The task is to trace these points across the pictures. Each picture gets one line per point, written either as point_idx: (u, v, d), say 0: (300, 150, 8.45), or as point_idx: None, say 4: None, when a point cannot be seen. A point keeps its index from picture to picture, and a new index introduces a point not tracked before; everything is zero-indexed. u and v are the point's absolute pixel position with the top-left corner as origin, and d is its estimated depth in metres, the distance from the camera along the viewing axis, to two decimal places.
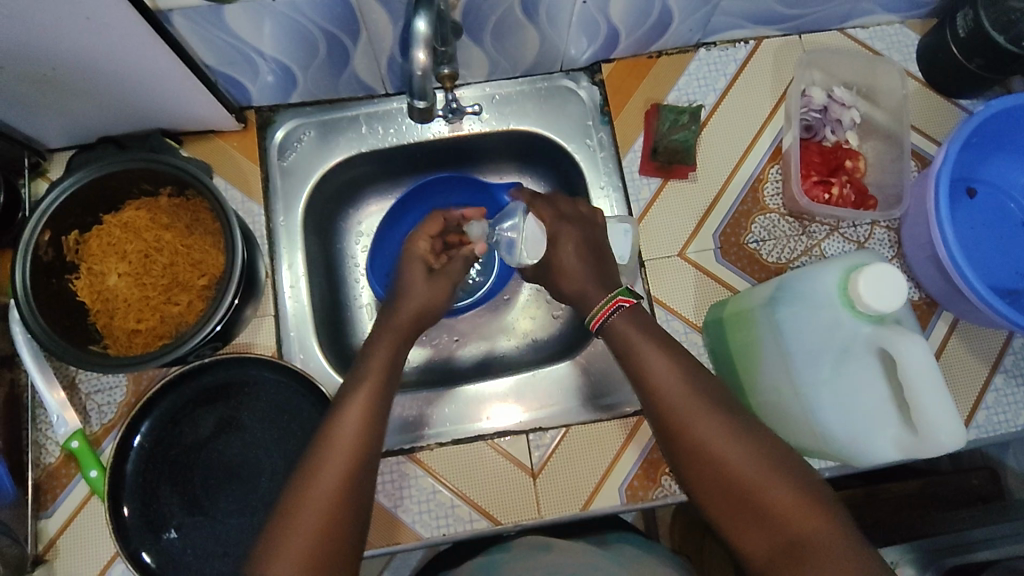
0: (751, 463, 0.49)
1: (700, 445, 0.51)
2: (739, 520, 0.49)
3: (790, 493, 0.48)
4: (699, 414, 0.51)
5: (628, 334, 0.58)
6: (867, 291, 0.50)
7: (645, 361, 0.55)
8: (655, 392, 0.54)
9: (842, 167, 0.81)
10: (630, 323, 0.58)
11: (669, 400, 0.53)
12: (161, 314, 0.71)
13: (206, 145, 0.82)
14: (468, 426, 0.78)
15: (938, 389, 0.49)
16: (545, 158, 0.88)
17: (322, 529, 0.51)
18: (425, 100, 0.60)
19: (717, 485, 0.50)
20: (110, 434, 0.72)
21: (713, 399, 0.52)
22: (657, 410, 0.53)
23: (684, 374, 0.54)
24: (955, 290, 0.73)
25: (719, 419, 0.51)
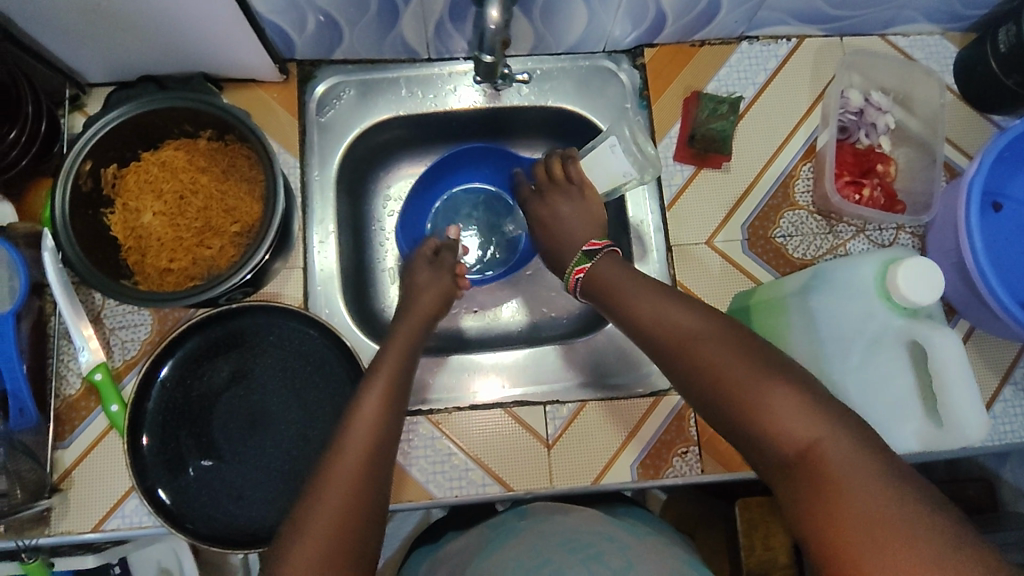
0: (755, 379, 0.50)
1: (707, 366, 0.53)
2: (750, 437, 0.50)
3: (796, 405, 0.48)
4: (705, 340, 0.54)
5: (625, 290, 0.62)
6: (905, 284, 0.51)
7: (644, 307, 0.60)
8: (663, 323, 0.58)
9: (873, 170, 0.82)
10: (616, 266, 0.66)
11: (675, 334, 0.56)
12: (193, 256, 0.71)
13: (247, 94, 0.82)
14: (459, 397, 0.77)
15: (965, 382, 0.51)
16: (578, 137, 0.89)
17: (354, 488, 0.54)
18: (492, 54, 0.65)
19: (728, 403, 0.51)
20: (132, 371, 0.73)
21: (713, 328, 0.55)
22: (666, 338, 0.57)
23: (683, 311, 0.58)
24: (976, 300, 0.74)
25: (718, 341, 0.54)
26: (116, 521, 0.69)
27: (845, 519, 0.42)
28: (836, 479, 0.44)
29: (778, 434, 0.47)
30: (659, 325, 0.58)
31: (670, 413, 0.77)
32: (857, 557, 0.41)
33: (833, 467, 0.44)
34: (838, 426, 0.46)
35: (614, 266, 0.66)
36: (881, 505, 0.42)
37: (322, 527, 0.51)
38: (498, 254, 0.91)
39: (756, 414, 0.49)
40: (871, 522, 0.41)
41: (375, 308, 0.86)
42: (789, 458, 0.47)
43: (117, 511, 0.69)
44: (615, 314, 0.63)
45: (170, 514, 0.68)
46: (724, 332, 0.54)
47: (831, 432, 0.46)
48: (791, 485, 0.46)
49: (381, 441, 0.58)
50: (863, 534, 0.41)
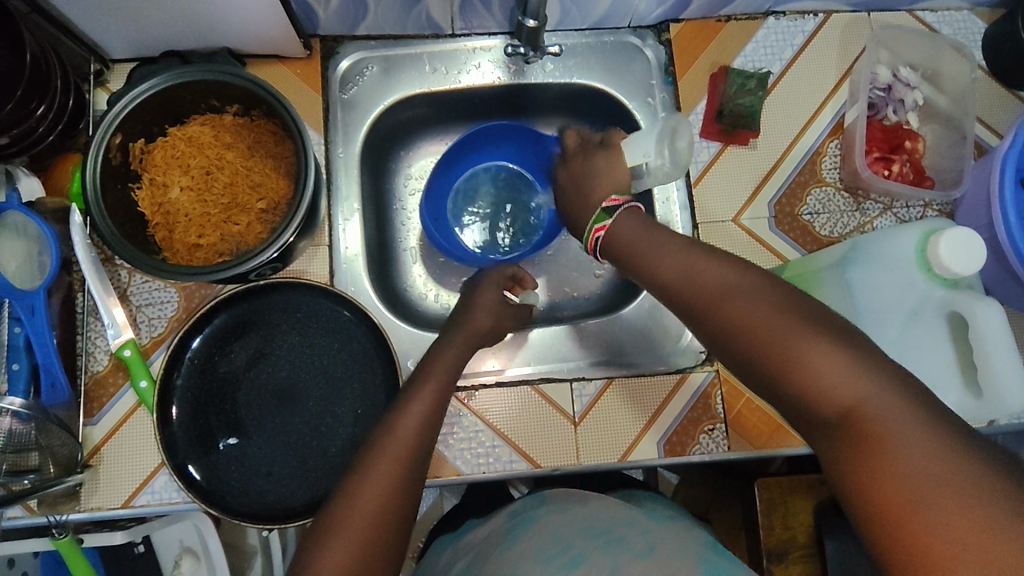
0: (792, 334, 0.48)
1: (740, 321, 0.51)
2: (787, 392, 0.48)
3: (835, 362, 0.45)
4: (737, 294, 0.52)
5: (648, 251, 0.60)
6: (947, 253, 0.50)
7: (668, 264, 0.58)
8: (693, 279, 0.55)
9: (902, 147, 0.81)
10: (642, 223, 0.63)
11: (705, 289, 0.54)
12: (221, 233, 0.71)
13: (270, 70, 0.81)
14: (470, 374, 0.78)
15: (1009, 354, 0.50)
16: (603, 114, 0.88)
17: (398, 465, 0.55)
18: (536, 19, 0.72)
19: (762, 359, 0.49)
20: (160, 348, 0.72)
21: (742, 280, 0.53)
22: (694, 294, 0.55)
23: (711, 264, 0.55)
24: (1007, 278, 0.73)
25: (750, 296, 0.51)
26: (145, 497, 0.69)
27: (894, 476, 0.40)
28: (880, 434, 0.42)
29: (817, 391, 0.45)
30: (688, 283, 0.56)
31: (697, 390, 0.76)
32: (908, 516, 0.39)
33: (879, 423, 0.42)
34: (883, 381, 0.44)
35: (635, 223, 0.64)
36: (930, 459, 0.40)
37: (366, 504, 0.52)
38: (513, 241, 0.91)
39: (793, 369, 0.47)
40: (923, 476, 0.39)
41: (397, 287, 0.86)
42: (831, 416, 0.45)
43: (146, 487, 0.69)
44: (640, 273, 0.61)
45: (200, 490, 0.68)
46: (755, 284, 0.52)
47: (874, 390, 0.44)
48: (834, 443, 0.45)
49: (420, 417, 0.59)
50: (911, 489, 0.40)
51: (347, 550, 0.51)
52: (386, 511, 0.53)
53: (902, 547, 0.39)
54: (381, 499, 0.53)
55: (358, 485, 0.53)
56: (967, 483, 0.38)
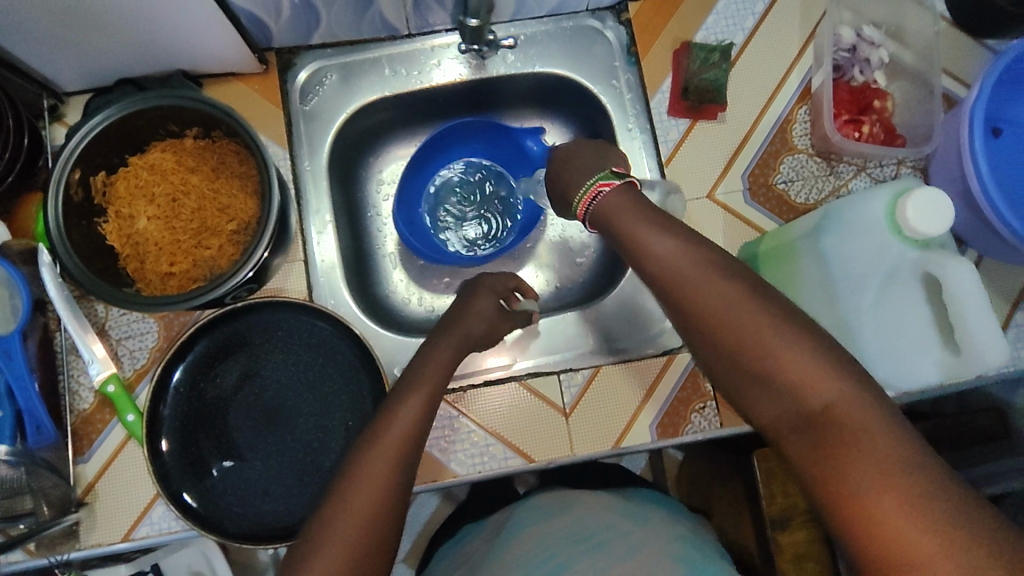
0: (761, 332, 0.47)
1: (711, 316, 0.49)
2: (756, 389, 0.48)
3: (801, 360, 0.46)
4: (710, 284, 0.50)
5: (634, 230, 0.55)
6: (914, 214, 0.49)
7: (659, 246, 0.53)
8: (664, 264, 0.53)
9: (870, 107, 0.81)
10: (621, 199, 0.59)
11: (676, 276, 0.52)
12: (194, 258, 0.70)
13: (229, 88, 0.80)
14: (462, 374, 0.77)
15: (984, 309, 0.50)
16: (570, 101, 0.88)
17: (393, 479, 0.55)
18: (477, 17, 0.70)
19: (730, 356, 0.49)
20: (144, 380, 0.72)
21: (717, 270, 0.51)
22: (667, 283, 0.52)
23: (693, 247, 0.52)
24: (984, 228, 0.73)
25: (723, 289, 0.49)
26: (145, 528, 0.69)
27: (856, 471, 0.42)
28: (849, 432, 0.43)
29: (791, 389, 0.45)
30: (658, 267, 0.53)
31: (684, 370, 0.76)
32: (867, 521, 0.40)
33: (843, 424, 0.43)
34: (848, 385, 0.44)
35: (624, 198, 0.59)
36: (891, 456, 0.41)
37: (358, 516, 0.52)
38: (492, 237, 0.91)
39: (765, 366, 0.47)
40: (882, 474, 0.41)
41: (377, 294, 0.86)
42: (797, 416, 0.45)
43: (145, 518, 0.69)
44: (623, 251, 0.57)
45: (198, 516, 0.67)
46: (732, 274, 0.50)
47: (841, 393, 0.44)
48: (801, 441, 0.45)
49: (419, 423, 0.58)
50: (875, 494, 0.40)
51: (342, 564, 0.50)
52: (378, 521, 0.52)
53: (860, 543, 0.41)
54: (372, 508, 0.53)
55: (349, 496, 0.53)
56: (927, 482, 0.40)
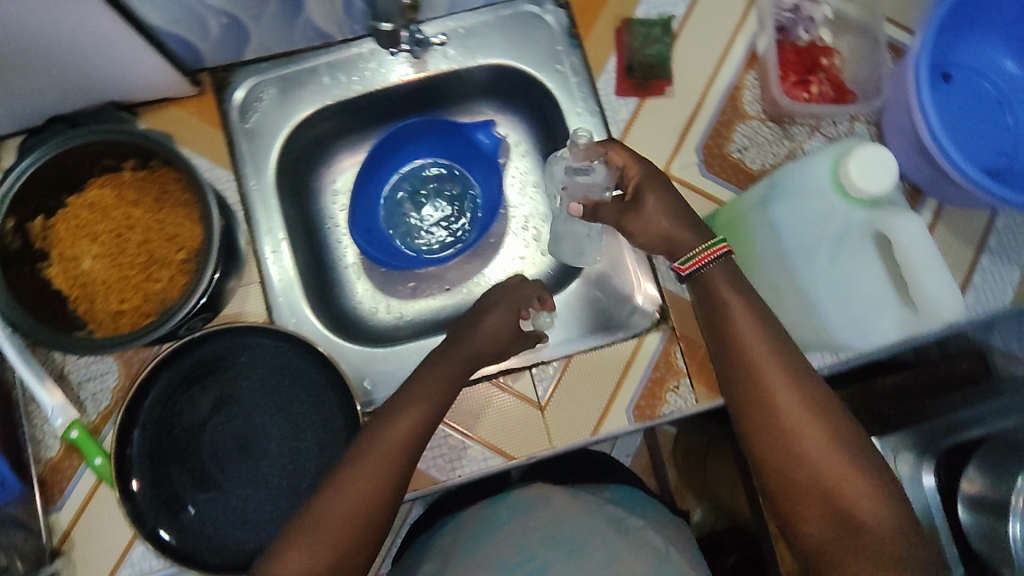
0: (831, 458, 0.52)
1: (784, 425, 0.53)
2: (808, 501, 0.52)
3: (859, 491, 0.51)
4: (791, 394, 0.54)
5: (733, 310, 0.57)
6: (856, 173, 0.49)
7: (749, 337, 0.56)
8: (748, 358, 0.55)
9: (818, 65, 0.80)
10: (724, 275, 0.59)
11: (763, 374, 0.55)
12: (144, 292, 0.69)
13: (165, 115, 0.78)
14: None
15: (934, 260, 0.49)
16: (517, 90, 0.86)
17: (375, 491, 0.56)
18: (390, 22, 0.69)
19: (793, 464, 0.53)
20: (109, 422, 0.71)
21: (801, 384, 0.54)
22: (753, 376, 0.55)
23: (778, 349, 0.55)
24: (940, 176, 0.73)
25: (804, 405, 0.53)
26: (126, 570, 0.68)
27: None
28: (870, 563, 0.49)
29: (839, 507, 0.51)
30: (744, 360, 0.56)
31: (656, 351, 0.75)
32: None
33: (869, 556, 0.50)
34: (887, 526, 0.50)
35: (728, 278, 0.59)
36: None
37: (336, 525, 0.54)
38: (454, 236, 0.89)
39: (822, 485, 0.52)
40: None
41: (340, 306, 0.84)
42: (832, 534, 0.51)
43: (125, 560, 0.68)
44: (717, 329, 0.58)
45: (177, 553, 0.66)
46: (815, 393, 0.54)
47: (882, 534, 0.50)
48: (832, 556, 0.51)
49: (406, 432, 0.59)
50: None
51: (318, 569, 0.53)
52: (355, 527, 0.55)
53: None
54: (348, 516, 0.55)
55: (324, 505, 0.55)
56: None
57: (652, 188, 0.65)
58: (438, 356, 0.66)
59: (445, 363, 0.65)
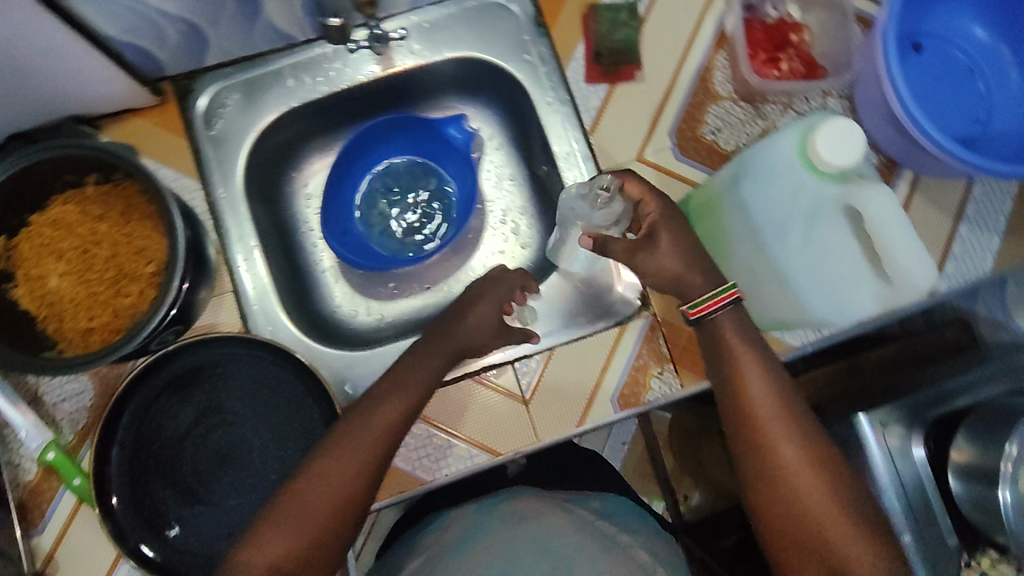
0: (823, 504, 0.57)
1: (781, 472, 0.58)
2: (799, 544, 0.57)
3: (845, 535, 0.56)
4: (789, 442, 0.58)
5: (740, 361, 0.61)
6: (824, 146, 0.48)
7: (757, 393, 0.60)
8: (750, 406, 0.60)
9: (787, 41, 0.79)
10: (733, 323, 0.62)
11: (763, 424, 0.59)
12: (114, 308, 0.67)
13: (127, 126, 0.77)
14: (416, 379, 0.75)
15: (907, 231, 0.49)
16: (486, 83, 0.85)
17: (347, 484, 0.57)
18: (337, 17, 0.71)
19: (787, 509, 0.58)
20: (87, 441, 0.70)
21: (796, 435, 0.59)
22: (753, 425, 0.59)
23: (782, 402, 0.60)
24: (914, 147, 0.73)
25: (800, 454, 0.58)
26: None
27: None
28: None
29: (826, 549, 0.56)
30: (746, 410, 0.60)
31: (638, 338, 0.75)
32: None
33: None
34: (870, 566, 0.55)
35: (735, 328, 0.62)
36: None
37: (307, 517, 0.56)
38: (431, 234, 0.88)
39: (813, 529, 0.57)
40: None
41: (318, 310, 0.83)
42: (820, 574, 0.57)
43: None
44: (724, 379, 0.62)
45: (160, 569, 0.66)
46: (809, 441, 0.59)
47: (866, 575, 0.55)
48: None
49: (394, 425, 0.60)
50: None
51: (289, 555, 0.55)
52: (334, 517, 0.56)
53: None
54: (328, 506, 0.56)
55: (308, 494, 0.56)
56: None
57: (669, 227, 0.64)
58: (421, 347, 0.66)
59: (424, 360, 0.64)
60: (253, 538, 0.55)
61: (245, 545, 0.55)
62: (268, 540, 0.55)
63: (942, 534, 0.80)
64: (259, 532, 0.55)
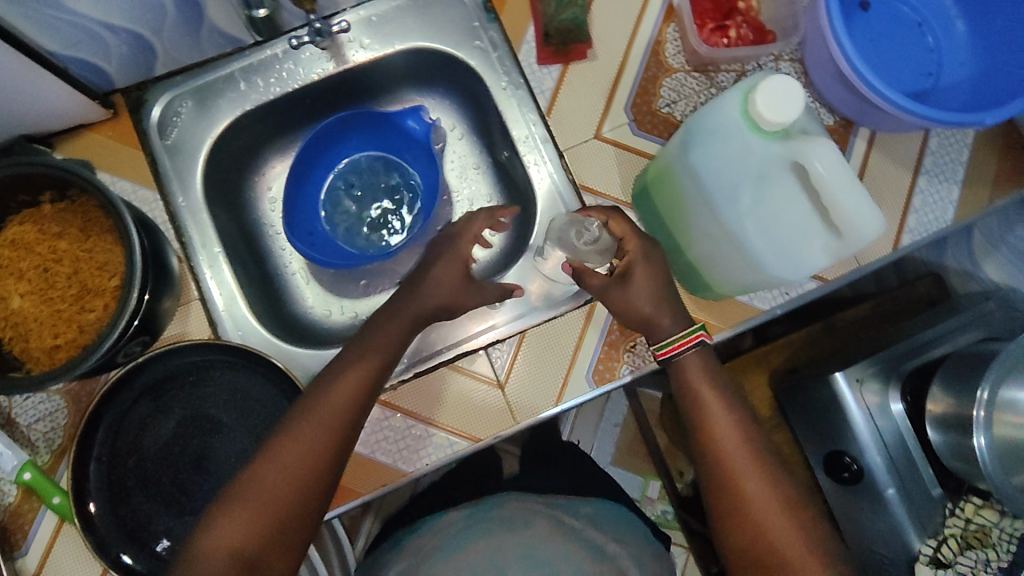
0: (781, 527, 0.61)
1: (744, 498, 0.63)
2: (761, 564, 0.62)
3: (804, 555, 0.60)
4: (749, 469, 0.63)
5: (704, 395, 0.66)
6: (764, 103, 0.48)
7: (723, 433, 0.65)
8: (714, 436, 0.65)
9: (735, 8, 0.79)
10: (698, 359, 0.67)
11: (726, 452, 0.64)
12: (79, 324, 0.67)
13: (80, 142, 0.76)
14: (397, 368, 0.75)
15: (851, 182, 0.49)
16: (441, 73, 0.85)
17: (312, 463, 0.58)
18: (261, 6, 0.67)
19: (749, 531, 0.62)
20: (63, 460, 0.69)
21: (756, 463, 0.63)
22: (716, 453, 0.64)
23: (741, 433, 0.65)
24: (867, 103, 0.73)
25: (760, 482, 0.63)
26: None
27: None
28: None
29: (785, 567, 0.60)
30: (710, 442, 0.65)
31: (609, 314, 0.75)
32: None
33: None
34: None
35: (700, 366, 0.67)
36: None
37: (272, 496, 0.57)
38: (397, 228, 0.88)
39: (774, 549, 0.61)
40: None
41: (290, 312, 0.83)
42: None
43: None
44: (690, 412, 0.67)
45: None
46: (767, 467, 0.64)
47: None
48: None
49: (350, 402, 0.61)
50: None
51: (258, 534, 0.56)
52: (299, 495, 0.58)
53: None
54: (296, 485, 0.58)
55: (274, 476, 0.57)
56: None
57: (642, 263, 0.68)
58: (374, 328, 0.66)
59: (389, 350, 0.65)
60: (219, 517, 0.56)
61: (211, 526, 0.56)
62: (234, 519, 0.56)
63: (925, 484, 0.82)
64: (224, 511, 0.56)
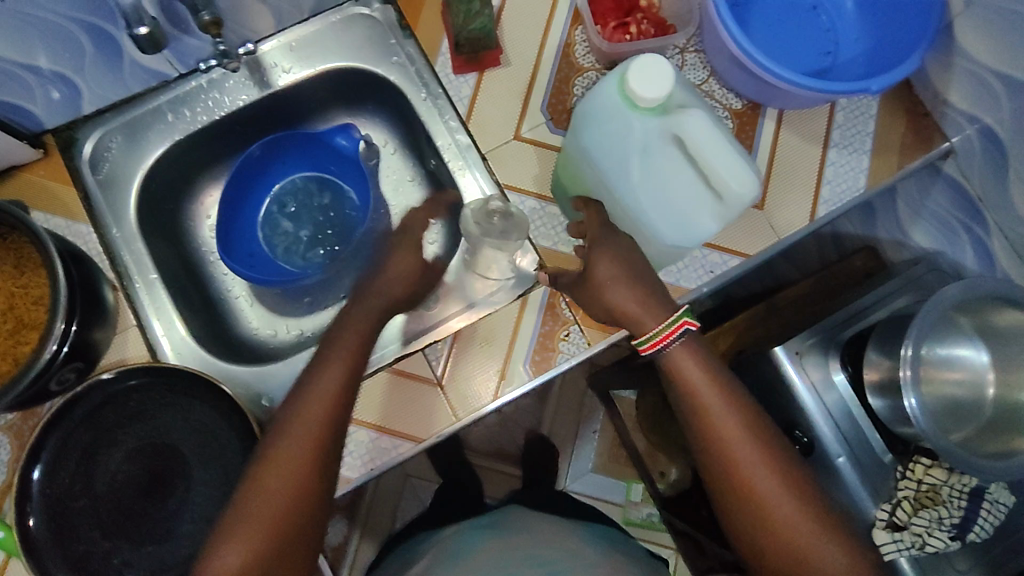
0: (774, 490, 0.62)
1: (738, 467, 0.62)
2: (757, 526, 0.63)
3: (798, 515, 0.62)
4: (740, 439, 0.63)
5: (691, 372, 0.64)
6: (636, 83, 0.51)
7: (714, 407, 0.63)
8: (704, 411, 0.64)
9: (636, 6, 0.83)
10: (685, 344, 0.65)
11: (717, 425, 0.63)
12: (15, 356, 0.69)
13: (13, 183, 0.78)
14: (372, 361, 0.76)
15: (724, 149, 0.52)
16: (365, 91, 0.88)
17: (301, 467, 0.60)
18: (144, 23, 0.63)
19: (744, 496, 0.63)
20: (9, 495, 0.70)
21: (746, 430, 0.63)
22: (705, 427, 0.64)
23: (729, 403, 0.64)
24: (765, 84, 0.77)
25: (752, 449, 0.63)
26: None
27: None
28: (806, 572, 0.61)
29: (780, 526, 0.62)
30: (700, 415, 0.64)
31: (541, 304, 0.77)
32: None
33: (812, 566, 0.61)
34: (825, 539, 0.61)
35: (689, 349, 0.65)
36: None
37: (269, 494, 0.59)
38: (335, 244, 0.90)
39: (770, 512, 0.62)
40: None
41: (233, 333, 0.85)
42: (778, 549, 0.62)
43: None
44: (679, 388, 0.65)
45: None
46: (757, 434, 0.63)
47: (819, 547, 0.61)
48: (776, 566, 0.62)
49: (335, 403, 0.63)
50: None
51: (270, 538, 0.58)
52: (292, 502, 0.59)
53: None
54: (293, 490, 0.59)
55: (276, 482, 0.59)
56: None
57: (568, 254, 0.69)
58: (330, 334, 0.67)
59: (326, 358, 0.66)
60: (222, 535, 0.58)
61: (216, 545, 0.57)
62: (239, 531, 0.58)
63: (874, 451, 0.84)
64: (230, 528, 0.58)
